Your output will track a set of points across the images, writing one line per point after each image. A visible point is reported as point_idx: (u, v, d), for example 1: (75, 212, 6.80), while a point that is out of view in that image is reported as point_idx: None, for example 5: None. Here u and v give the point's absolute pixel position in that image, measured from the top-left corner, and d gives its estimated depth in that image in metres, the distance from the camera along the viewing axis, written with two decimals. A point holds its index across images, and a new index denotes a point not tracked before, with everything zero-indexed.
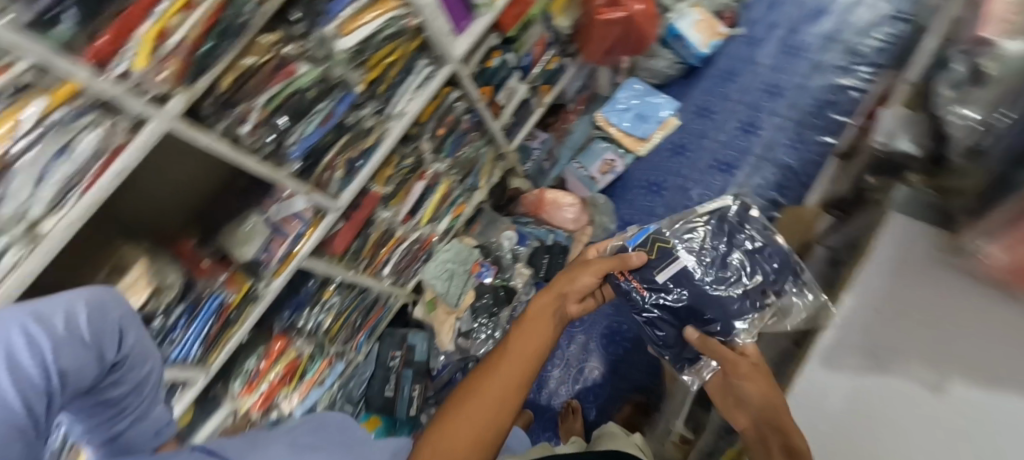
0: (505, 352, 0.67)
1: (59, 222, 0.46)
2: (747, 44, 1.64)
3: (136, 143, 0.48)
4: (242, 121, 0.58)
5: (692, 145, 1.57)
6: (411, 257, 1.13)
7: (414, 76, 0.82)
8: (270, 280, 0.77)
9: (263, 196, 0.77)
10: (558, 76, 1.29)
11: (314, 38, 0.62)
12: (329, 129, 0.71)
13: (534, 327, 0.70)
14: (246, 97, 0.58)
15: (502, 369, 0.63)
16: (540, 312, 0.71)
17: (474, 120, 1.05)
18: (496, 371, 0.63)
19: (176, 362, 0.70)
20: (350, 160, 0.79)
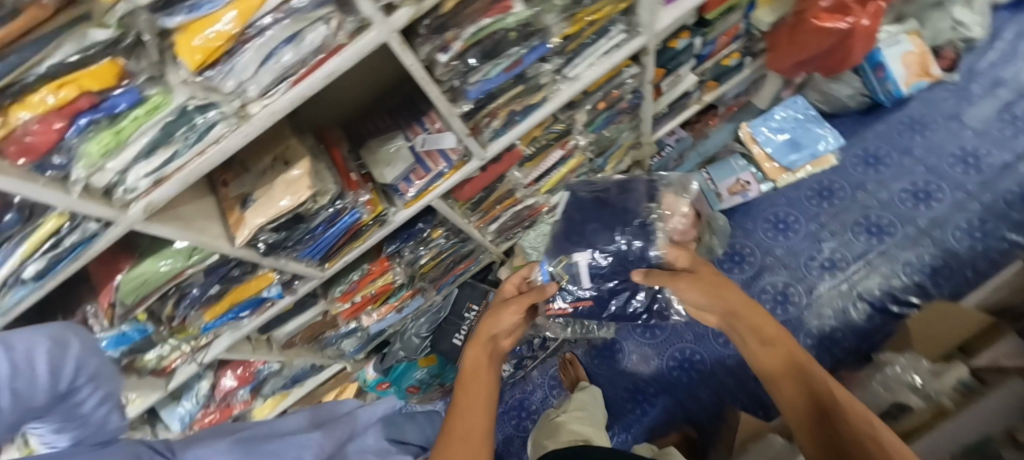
0: (460, 391, 0.63)
1: (264, 110, 0.46)
2: (955, 96, 1.39)
3: (353, 47, 0.46)
4: (443, 49, 0.54)
5: (843, 190, 1.40)
6: (518, 220, 1.08)
7: (605, 41, 0.73)
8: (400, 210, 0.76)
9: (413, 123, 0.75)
10: (731, 76, 1.15)
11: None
12: (510, 76, 0.66)
13: (476, 364, 0.66)
14: (457, 24, 0.54)
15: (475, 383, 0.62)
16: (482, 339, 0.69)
17: (633, 103, 0.96)
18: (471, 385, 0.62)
19: (302, 260, 0.71)
20: (512, 112, 0.74)
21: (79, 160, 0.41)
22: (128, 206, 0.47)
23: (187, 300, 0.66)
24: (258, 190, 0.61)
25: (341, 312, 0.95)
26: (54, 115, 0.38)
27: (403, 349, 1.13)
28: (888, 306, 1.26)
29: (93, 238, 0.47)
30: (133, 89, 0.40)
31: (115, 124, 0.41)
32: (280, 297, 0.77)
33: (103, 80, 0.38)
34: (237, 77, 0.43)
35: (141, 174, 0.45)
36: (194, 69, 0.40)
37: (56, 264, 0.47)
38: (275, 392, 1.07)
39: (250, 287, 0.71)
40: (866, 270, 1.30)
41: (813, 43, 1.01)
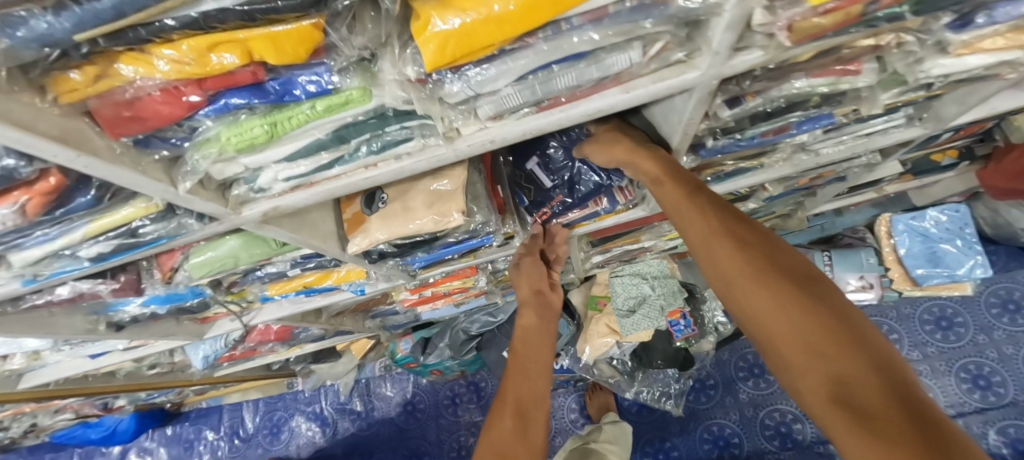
0: (511, 372, 0.55)
1: (481, 131, 0.29)
2: None
3: (652, 88, 0.28)
4: (733, 103, 0.36)
5: (965, 326, 1.23)
6: (625, 256, 0.90)
7: (883, 122, 0.52)
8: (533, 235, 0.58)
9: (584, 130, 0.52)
10: (930, 174, 0.93)
11: (923, 41, 0.34)
12: (761, 141, 0.47)
13: (530, 343, 0.58)
14: (775, 77, 0.34)
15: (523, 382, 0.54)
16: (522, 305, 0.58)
17: (828, 182, 0.75)
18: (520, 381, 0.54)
19: (401, 266, 0.56)
20: (718, 171, 0.56)
21: (203, 144, 0.25)
22: (245, 204, 0.31)
23: (260, 275, 0.52)
24: (392, 187, 0.45)
25: (404, 299, 0.82)
26: (190, 83, 0.22)
27: (448, 346, 1.03)
28: None
29: (183, 233, 0.32)
30: (326, 73, 0.23)
31: (274, 112, 0.24)
32: (359, 289, 0.63)
33: (288, 54, 0.21)
34: (477, 89, 0.26)
35: (281, 176, 0.29)
36: (430, 68, 0.23)
37: (127, 250, 0.33)
38: (304, 344, 0.97)
39: (333, 276, 0.57)
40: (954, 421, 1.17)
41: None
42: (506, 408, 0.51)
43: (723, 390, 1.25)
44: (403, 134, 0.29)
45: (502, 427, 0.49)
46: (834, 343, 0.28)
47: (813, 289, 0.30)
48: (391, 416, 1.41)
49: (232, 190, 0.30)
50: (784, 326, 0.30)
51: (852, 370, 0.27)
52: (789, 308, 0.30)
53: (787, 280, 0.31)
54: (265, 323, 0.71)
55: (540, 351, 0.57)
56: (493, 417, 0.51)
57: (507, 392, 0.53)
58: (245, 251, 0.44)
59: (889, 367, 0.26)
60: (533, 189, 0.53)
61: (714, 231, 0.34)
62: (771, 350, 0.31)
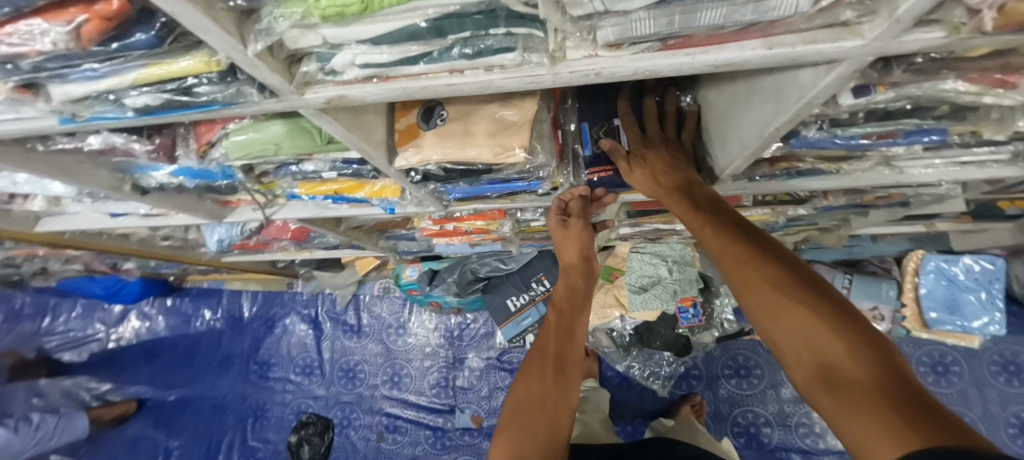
0: (550, 326, 0.54)
1: (588, 59, 0.26)
2: None
3: (800, 52, 0.24)
4: (861, 92, 0.32)
5: (959, 376, 1.23)
6: (652, 234, 0.88)
7: (982, 154, 0.48)
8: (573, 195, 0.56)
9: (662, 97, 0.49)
10: (988, 220, 0.88)
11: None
12: (858, 144, 0.43)
13: (572, 302, 0.56)
14: (924, 71, 0.30)
15: (555, 334, 0.52)
16: (565, 267, 0.58)
17: (889, 206, 0.71)
18: (552, 333, 0.52)
19: (437, 192, 0.54)
20: (790, 167, 0.52)
21: (288, 1, 0.22)
22: (310, 86, 0.28)
23: (294, 170, 0.50)
24: (453, 106, 0.42)
25: (424, 228, 0.81)
26: None
27: (455, 282, 1.03)
28: None
29: (237, 104, 0.29)
30: None
31: None
32: (388, 207, 0.61)
33: None
34: (610, 5, 0.22)
35: (358, 60, 0.26)
36: None
37: (175, 111, 0.30)
38: (315, 249, 0.97)
39: (366, 188, 0.55)
40: None
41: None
42: (546, 361, 0.49)
43: (705, 383, 1.27)
44: (504, 41, 0.25)
45: (542, 378, 0.47)
46: (838, 344, 0.28)
47: (830, 296, 0.31)
48: (381, 334, 1.45)
49: (302, 66, 0.27)
50: (797, 337, 0.30)
51: (858, 367, 0.27)
52: (798, 315, 0.31)
53: (800, 289, 0.31)
54: (285, 220, 0.70)
55: (579, 313, 0.55)
56: (533, 368, 0.49)
57: (549, 346, 0.51)
58: (288, 141, 0.41)
59: (899, 370, 0.26)
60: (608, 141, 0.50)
61: (734, 246, 0.36)
62: (784, 352, 0.31)
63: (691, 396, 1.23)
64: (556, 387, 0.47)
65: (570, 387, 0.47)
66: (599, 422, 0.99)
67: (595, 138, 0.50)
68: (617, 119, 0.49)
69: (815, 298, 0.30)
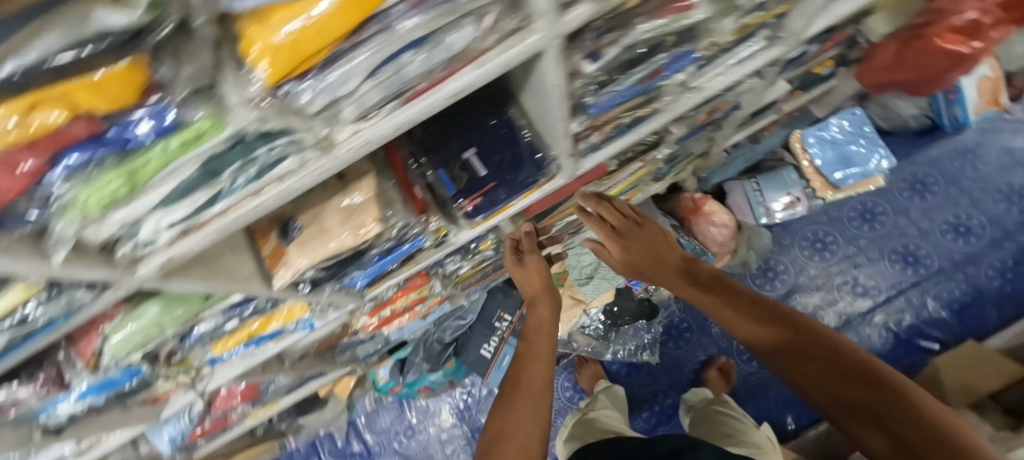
0: (520, 357, 0.63)
1: (355, 134, 0.30)
2: (1011, 128, 1.34)
3: (501, 59, 0.30)
4: (592, 57, 0.39)
5: (886, 214, 1.35)
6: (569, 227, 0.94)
7: (742, 51, 0.58)
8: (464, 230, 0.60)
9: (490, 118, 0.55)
10: (815, 86, 1.02)
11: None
12: (640, 88, 0.50)
13: (544, 333, 0.68)
14: (623, 24, 0.37)
15: (535, 357, 0.62)
16: (534, 298, 0.73)
17: (726, 113, 0.81)
18: (530, 359, 0.62)
19: (341, 288, 0.57)
20: (617, 127, 0.60)
21: (64, 212, 0.25)
22: (138, 262, 0.31)
23: (196, 335, 0.51)
24: (304, 213, 0.45)
25: (365, 325, 0.82)
26: (26, 152, 0.21)
27: (425, 358, 1.04)
28: (911, 339, 1.27)
29: (82, 307, 0.31)
30: (167, 109, 0.23)
31: (127, 160, 0.24)
32: (308, 324, 0.64)
33: (119, 98, 0.21)
34: (333, 92, 0.27)
35: (164, 223, 0.29)
36: (271, 83, 0.23)
37: (21, 343, 0.32)
38: (280, 399, 0.95)
39: (278, 317, 0.56)
40: (896, 300, 1.29)
41: (916, 60, 0.88)
42: (519, 390, 0.57)
43: (698, 331, 1.31)
44: (276, 154, 0.29)
45: (515, 408, 0.55)
46: (837, 366, 0.51)
47: (818, 339, 0.54)
48: (392, 446, 1.39)
49: (117, 250, 0.30)
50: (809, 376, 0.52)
51: (853, 374, 0.49)
52: (814, 368, 0.52)
53: (812, 343, 0.54)
54: (225, 385, 0.70)
55: (549, 339, 0.67)
56: (508, 400, 0.56)
57: (518, 376, 0.59)
58: (167, 316, 0.43)
59: (877, 373, 0.48)
60: (466, 175, 0.54)
61: (773, 329, 0.57)
62: (797, 368, 0.53)
63: (717, 359, 1.25)
64: (535, 410, 0.55)
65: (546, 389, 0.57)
66: (613, 419, 1.04)
67: (454, 177, 0.54)
68: (465, 154, 0.54)
69: (819, 342, 0.53)
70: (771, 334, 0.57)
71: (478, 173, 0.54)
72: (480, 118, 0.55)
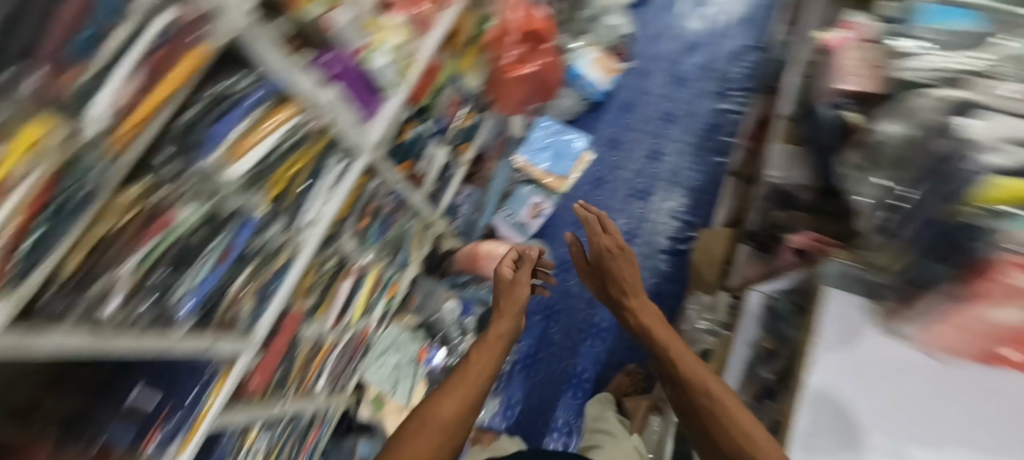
0: (450, 380, 0.77)
1: None
2: (638, 76, 1.78)
3: None
4: (102, 303, 0.40)
5: (607, 175, 1.66)
6: (349, 356, 1.01)
7: (326, 177, 0.72)
8: None
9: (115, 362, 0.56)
10: (475, 132, 1.26)
11: (195, 175, 0.48)
12: (228, 265, 0.57)
13: (479, 358, 0.83)
14: (108, 268, 0.40)
15: (472, 371, 0.79)
16: (490, 338, 0.89)
17: (395, 199, 0.98)
18: (465, 372, 0.79)
19: None
20: (263, 286, 0.66)
21: None
22: None
23: None
24: None
25: None
26: None
27: None
28: (678, 248, 1.54)
29: None
30: None
31: None
32: None
33: None
34: None
35: None
36: None
37: None
38: None
39: None
40: (652, 228, 1.57)
41: (519, 86, 1.22)
42: (435, 421, 0.70)
43: (544, 348, 1.44)
44: None
45: (426, 427, 0.69)
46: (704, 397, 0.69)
47: (714, 387, 0.70)
48: None
49: None
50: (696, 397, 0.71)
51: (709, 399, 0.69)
52: (697, 393, 0.71)
53: (686, 370, 0.74)
54: None
55: (488, 366, 0.81)
56: (421, 424, 0.70)
57: (445, 396, 0.73)
58: None
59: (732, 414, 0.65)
60: (137, 419, 0.52)
61: (696, 373, 0.73)
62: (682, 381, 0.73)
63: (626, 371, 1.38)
64: (446, 427, 0.70)
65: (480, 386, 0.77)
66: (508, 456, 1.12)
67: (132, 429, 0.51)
68: (126, 401, 0.53)
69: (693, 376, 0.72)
70: (687, 374, 0.73)
71: (145, 409, 0.54)
72: (76, 370, 0.53)
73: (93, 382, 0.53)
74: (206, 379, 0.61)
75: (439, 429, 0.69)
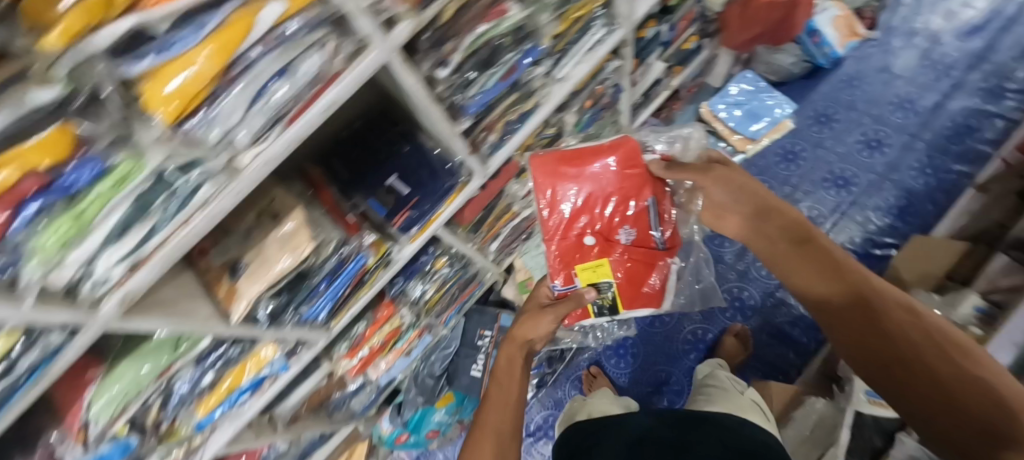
0: (496, 387, 0.74)
1: (321, 96, 0.40)
2: (882, 50, 1.50)
3: (352, 73, 0.40)
4: (442, 64, 0.49)
5: (806, 151, 1.44)
6: (518, 233, 1.05)
7: (589, 36, 0.70)
8: (369, 251, 0.63)
9: (375, 189, 0.65)
10: (692, 59, 1.17)
11: None
12: (506, 84, 0.61)
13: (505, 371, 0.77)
14: (455, 35, 0.49)
15: (506, 370, 0.78)
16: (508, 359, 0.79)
17: (615, 95, 0.93)
18: (504, 370, 0.78)
19: (305, 322, 0.63)
20: (508, 123, 0.70)
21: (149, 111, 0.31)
22: (99, 303, 0.37)
23: (181, 391, 0.56)
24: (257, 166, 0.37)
25: (347, 369, 0.85)
26: None
27: (419, 393, 1.06)
28: (872, 252, 1.31)
29: (57, 353, 0.37)
30: (94, 158, 0.31)
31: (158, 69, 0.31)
32: (282, 366, 0.66)
33: (56, 154, 0.29)
34: (244, 98, 0.36)
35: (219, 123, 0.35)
36: (171, 122, 0.32)
37: (144, 273, 0.38)
38: None
39: (247, 367, 0.61)
40: (844, 223, 1.35)
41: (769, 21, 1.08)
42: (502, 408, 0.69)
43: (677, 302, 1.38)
44: (209, 127, 0.35)
45: (496, 421, 0.67)
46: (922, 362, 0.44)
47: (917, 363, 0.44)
48: None
49: (81, 295, 0.36)
50: (814, 284, 0.59)
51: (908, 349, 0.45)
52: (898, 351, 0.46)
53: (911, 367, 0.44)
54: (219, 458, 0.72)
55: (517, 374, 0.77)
56: (492, 413, 0.68)
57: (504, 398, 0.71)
58: (141, 371, 0.48)
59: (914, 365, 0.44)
60: (388, 199, 0.65)
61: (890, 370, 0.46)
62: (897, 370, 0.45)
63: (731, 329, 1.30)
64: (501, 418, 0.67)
65: (514, 423, 0.68)
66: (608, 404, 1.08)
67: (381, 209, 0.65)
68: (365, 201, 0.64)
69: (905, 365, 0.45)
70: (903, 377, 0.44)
71: (391, 211, 0.65)
72: (379, 151, 0.68)
73: (348, 179, 0.65)
74: (402, 224, 0.66)
75: (503, 410, 0.69)
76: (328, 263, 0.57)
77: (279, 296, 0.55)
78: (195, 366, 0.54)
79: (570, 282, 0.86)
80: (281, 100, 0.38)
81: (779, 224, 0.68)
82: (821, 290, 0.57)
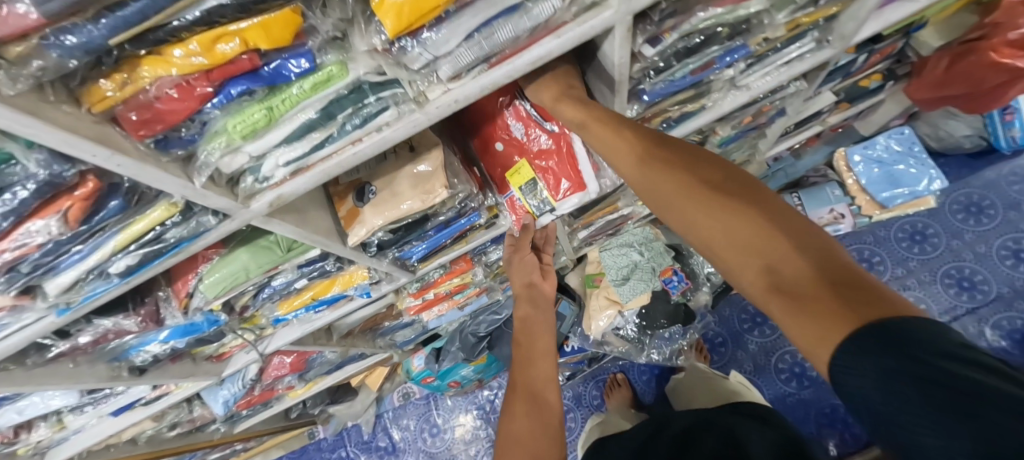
0: (519, 361, 0.64)
1: (536, 46, 0.34)
2: None
3: (576, 29, 0.34)
4: (653, 42, 0.42)
5: (937, 236, 1.27)
6: (609, 226, 0.94)
7: (795, 48, 0.60)
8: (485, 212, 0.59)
9: None
10: (863, 99, 1.02)
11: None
12: (692, 80, 0.53)
13: (526, 332, 0.66)
14: (682, 12, 0.41)
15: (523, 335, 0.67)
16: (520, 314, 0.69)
17: (773, 117, 0.82)
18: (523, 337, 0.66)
19: (399, 260, 0.60)
20: (666, 119, 0.62)
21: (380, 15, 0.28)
22: (253, 197, 0.35)
23: (271, 290, 0.55)
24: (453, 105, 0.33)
25: (408, 307, 0.84)
26: (200, 77, 0.26)
27: (460, 348, 1.05)
28: None
29: (200, 235, 0.36)
30: (307, 53, 0.28)
31: None
32: (365, 293, 0.66)
33: (277, 38, 0.26)
34: (464, 28, 0.30)
35: (431, 50, 0.30)
36: (393, 35, 0.28)
37: (298, 182, 0.35)
38: (322, 378, 1.00)
39: (337, 282, 0.60)
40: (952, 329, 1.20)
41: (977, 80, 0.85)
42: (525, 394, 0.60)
43: (732, 345, 1.29)
44: (420, 51, 0.31)
45: (523, 412, 0.57)
46: (781, 258, 0.26)
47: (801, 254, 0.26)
48: (419, 443, 1.40)
49: (240, 184, 0.34)
50: (639, 170, 0.36)
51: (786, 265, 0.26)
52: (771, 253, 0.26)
53: (810, 266, 0.25)
54: (279, 352, 0.73)
55: (535, 335, 0.66)
56: (517, 403, 0.59)
57: (517, 379, 0.62)
58: (254, 262, 0.48)
59: (816, 275, 0.25)
60: None
61: (775, 277, 0.26)
62: (756, 292, 0.27)
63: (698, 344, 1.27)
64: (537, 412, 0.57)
65: (548, 411, 0.57)
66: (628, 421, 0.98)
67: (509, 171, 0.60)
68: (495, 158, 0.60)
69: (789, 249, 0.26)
70: (795, 293, 0.25)
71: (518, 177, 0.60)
72: None
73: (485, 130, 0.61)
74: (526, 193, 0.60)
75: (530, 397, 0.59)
76: (443, 215, 0.54)
77: (388, 233, 0.51)
78: (291, 270, 0.53)
79: (507, 188, 0.58)
80: (496, 42, 0.32)
81: (568, 103, 0.42)
82: (708, 232, 0.30)
